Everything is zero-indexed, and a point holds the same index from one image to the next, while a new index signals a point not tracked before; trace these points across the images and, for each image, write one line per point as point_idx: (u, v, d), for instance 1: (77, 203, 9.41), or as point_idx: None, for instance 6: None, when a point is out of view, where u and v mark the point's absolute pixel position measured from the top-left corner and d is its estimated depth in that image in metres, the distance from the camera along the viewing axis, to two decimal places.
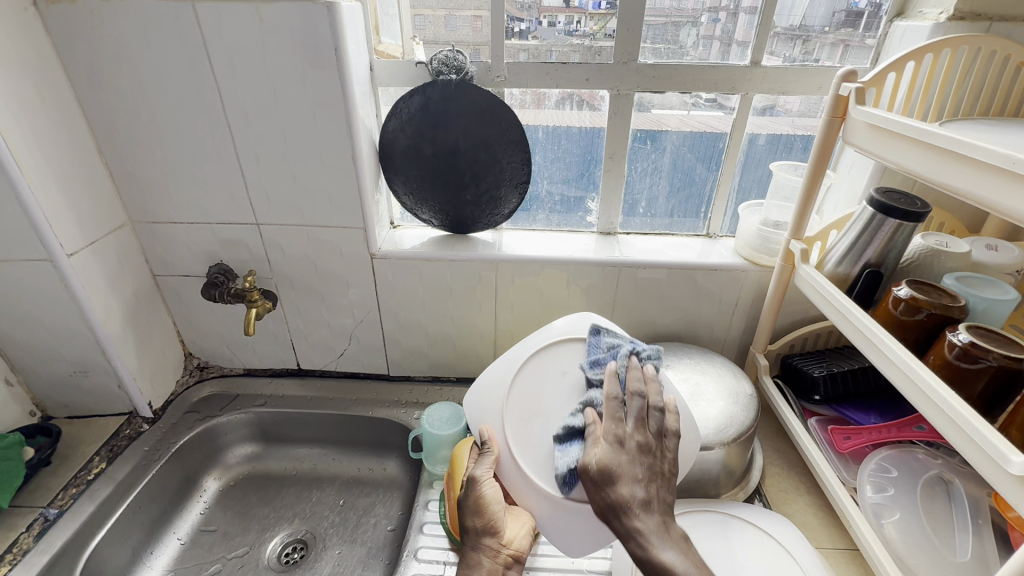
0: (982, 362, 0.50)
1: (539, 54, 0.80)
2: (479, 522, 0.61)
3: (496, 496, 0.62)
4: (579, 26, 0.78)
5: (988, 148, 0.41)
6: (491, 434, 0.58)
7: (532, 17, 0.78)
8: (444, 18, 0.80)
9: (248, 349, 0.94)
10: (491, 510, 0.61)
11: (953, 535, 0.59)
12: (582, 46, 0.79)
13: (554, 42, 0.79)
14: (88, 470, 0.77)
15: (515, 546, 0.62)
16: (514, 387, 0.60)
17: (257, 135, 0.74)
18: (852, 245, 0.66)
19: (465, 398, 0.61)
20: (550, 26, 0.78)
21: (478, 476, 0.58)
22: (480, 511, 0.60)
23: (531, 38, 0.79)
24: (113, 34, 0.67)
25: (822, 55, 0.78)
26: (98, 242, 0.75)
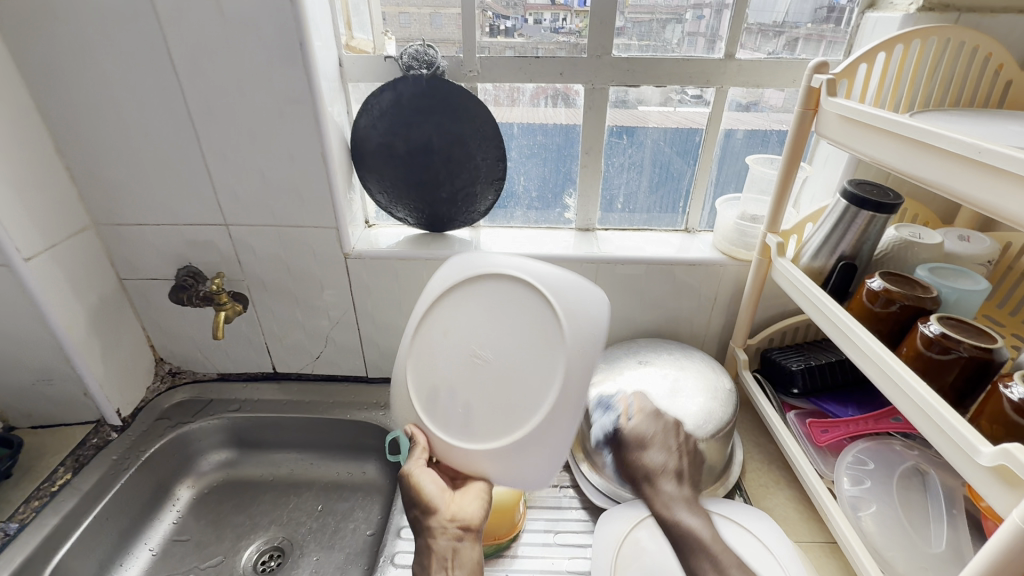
0: (954, 353, 0.49)
1: (525, 51, 0.79)
2: (421, 512, 0.59)
3: (433, 479, 0.60)
4: (565, 24, 0.77)
5: (954, 137, 0.41)
6: (415, 431, 0.62)
7: (518, 15, 0.77)
8: (430, 16, 0.78)
9: (221, 353, 0.92)
10: (427, 496, 0.59)
11: (929, 526, 0.59)
12: (569, 42, 0.78)
13: (540, 40, 0.78)
14: (52, 481, 0.75)
15: (463, 517, 0.58)
16: (412, 361, 0.64)
17: (223, 133, 0.71)
18: (827, 238, 0.65)
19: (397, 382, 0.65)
20: (536, 23, 0.77)
21: (410, 469, 0.61)
22: (416, 499, 0.59)
23: (518, 36, 0.79)
24: (68, 29, 0.65)
25: (804, 50, 0.78)
26: (58, 246, 0.73)
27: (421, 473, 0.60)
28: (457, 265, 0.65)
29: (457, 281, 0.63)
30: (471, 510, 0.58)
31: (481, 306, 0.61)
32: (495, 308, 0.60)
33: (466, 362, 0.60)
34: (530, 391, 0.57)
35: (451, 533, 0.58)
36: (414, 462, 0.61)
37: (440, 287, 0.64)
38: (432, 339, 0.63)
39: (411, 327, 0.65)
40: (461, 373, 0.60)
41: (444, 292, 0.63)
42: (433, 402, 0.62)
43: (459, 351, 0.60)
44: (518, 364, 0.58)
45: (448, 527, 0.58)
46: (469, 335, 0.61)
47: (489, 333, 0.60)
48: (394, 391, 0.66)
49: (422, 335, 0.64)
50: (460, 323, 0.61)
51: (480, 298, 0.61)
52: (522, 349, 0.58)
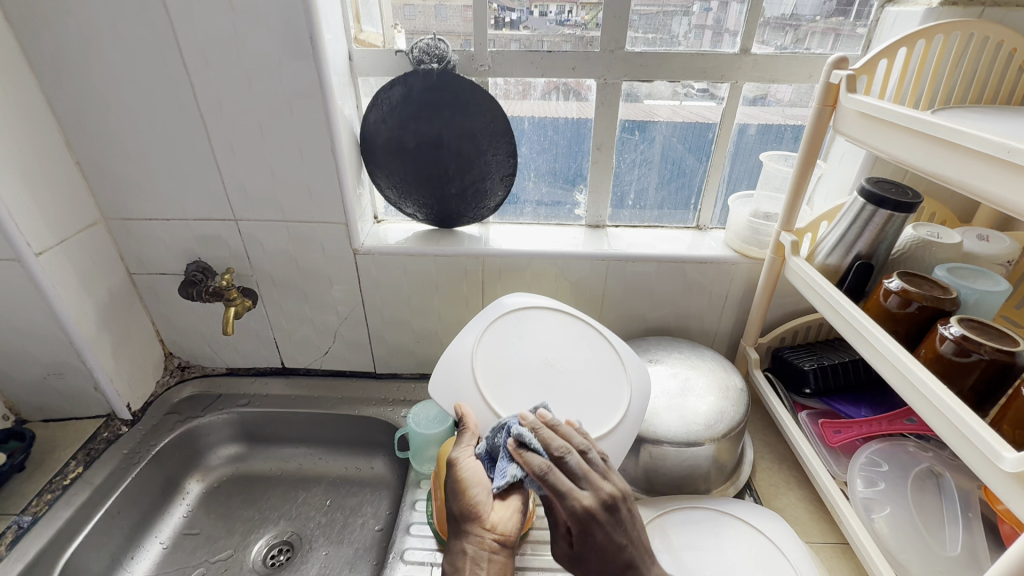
0: (974, 356, 0.48)
1: (531, 44, 0.78)
2: (458, 506, 0.52)
3: (479, 479, 0.53)
4: (570, 16, 0.76)
5: (981, 137, 0.40)
6: (465, 411, 0.57)
7: (522, 7, 0.76)
8: (434, 8, 0.77)
9: (230, 348, 0.92)
10: (469, 494, 0.52)
11: (944, 529, 0.58)
12: (575, 36, 0.77)
13: (545, 33, 0.77)
14: (64, 475, 0.75)
15: (503, 530, 0.51)
16: (480, 349, 0.63)
17: (233, 128, 0.71)
18: (843, 236, 0.64)
19: (434, 378, 0.60)
20: (541, 16, 0.76)
21: (454, 457, 0.55)
22: (457, 494, 0.53)
23: (523, 28, 0.77)
24: (77, 22, 0.64)
25: (813, 43, 0.77)
26: (68, 240, 0.73)
27: (467, 462, 0.54)
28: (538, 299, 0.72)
29: (541, 309, 0.69)
30: (514, 523, 0.51)
31: (561, 334, 0.67)
32: (559, 330, 0.68)
33: (538, 368, 0.62)
34: (595, 406, 0.60)
35: (488, 545, 0.50)
36: (461, 450, 0.55)
37: (520, 306, 0.69)
38: (505, 341, 0.65)
39: (484, 323, 0.66)
40: (532, 375, 0.62)
41: (526, 310, 0.69)
42: (496, 386, 0.59)
43: (532, 359, 0.63)
44: (584, 382, 0.62)
45: (484, 538, 0.50)
46: (539, 347, 0.65)
47: (564, 355, 0.65)
48: (446, 368, 0.61)
49: (494, 334, 0.65)
50: (538, 338, 0.66)
51: (559, 326, 0.68)
52: (591, 373, 0.64)
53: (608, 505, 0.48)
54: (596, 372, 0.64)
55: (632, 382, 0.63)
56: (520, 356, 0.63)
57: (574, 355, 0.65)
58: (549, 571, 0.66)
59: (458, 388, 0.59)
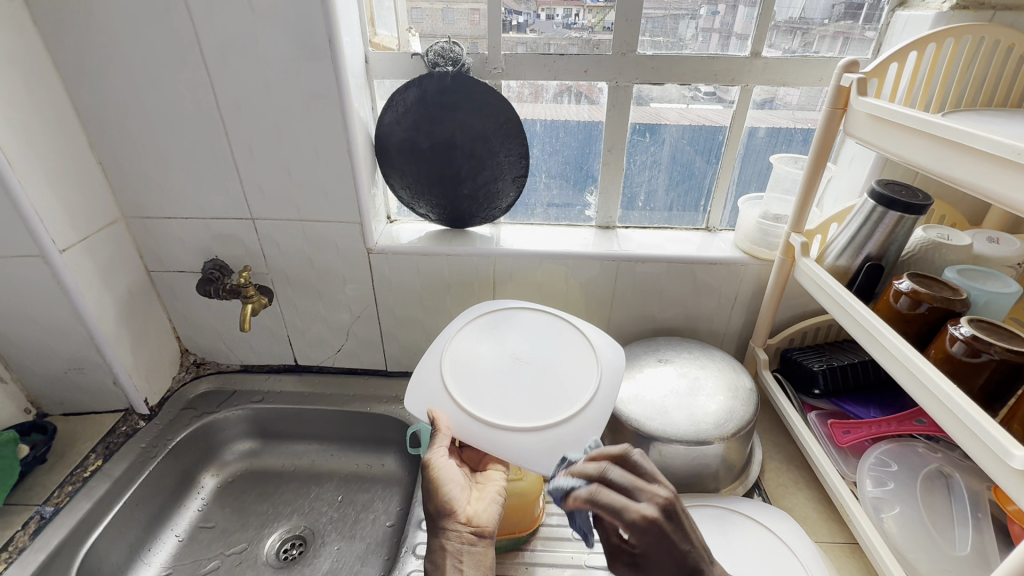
0: (984, 356, 0.49)
1: (538, 47, 0.79)
2: (432, 507, 0.58)
3: (450, 479, 0.59)
4: (577, 19, 0.77)
5: (991, 139, 0.40)
6: (438, 416, 0.58)
7: (530, 11, 0.77)
8: (441, 12, 0.78)
9: (245, 345, 0.94)
10: (444, 491, 0.58)
11: (953, 529, 0.59)
12: (580, 40, 0.78)
13: (553, 35, 0.78)
14: (84, 467, 0.77)
15: (477, 521, 0.57)
16: (451, 354, 0.64)
17: (251, 129, 0.73)
18: (853, 238, 0.65)
19: (408, 389, 0.62)
20: (548, 20, 0.77)
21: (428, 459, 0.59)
22: (433, 494, 0.58)
23: (530, 32, 0.78)
24: (103, 26, 0.66)
25: (821, 47, 0.77)
26: (91, 238, 0.74)
27: (442, 463, 0.59)
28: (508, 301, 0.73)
29: (509, 309, 0.71)
30: (487, 513, 0.58)
31: (529, 327, 0.68)
32: (528, 325, 0.68)
33: (507, 363, 0.63)
34: (566, 390, 0.60)
35: (466, 537, 0.56)
36: (433, 450, 0.58)
37: (487, 310, 0.71)
38: (473, 343, 0.66)
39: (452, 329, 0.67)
40: (501, 370, 0.62)
41: (495, 312, 0.70)
42: (466, 387, 0.60)
43: (500, 356, 0.64)
44: (553, 368, 0.63)
45: (461, 531, 0.56)
46: (508, 343, 0.66)
47: (532, 347, 0.65)
48: (417, 377, 0.62)
49: (462, 339, 0.66)
50: (505, 334, 0.67)
51: (528, 322, 0.69)
52: (561, 358, 0.64)
53: (666, 517, 0.46)
54: (565, 357, 0.64)
55: (602, 362, 0.63)
56: (490, 353, 0.64)
57: (543, 346, 0.65)
58: (560, 567, 0.67)
59: (429, 395, 0.60)
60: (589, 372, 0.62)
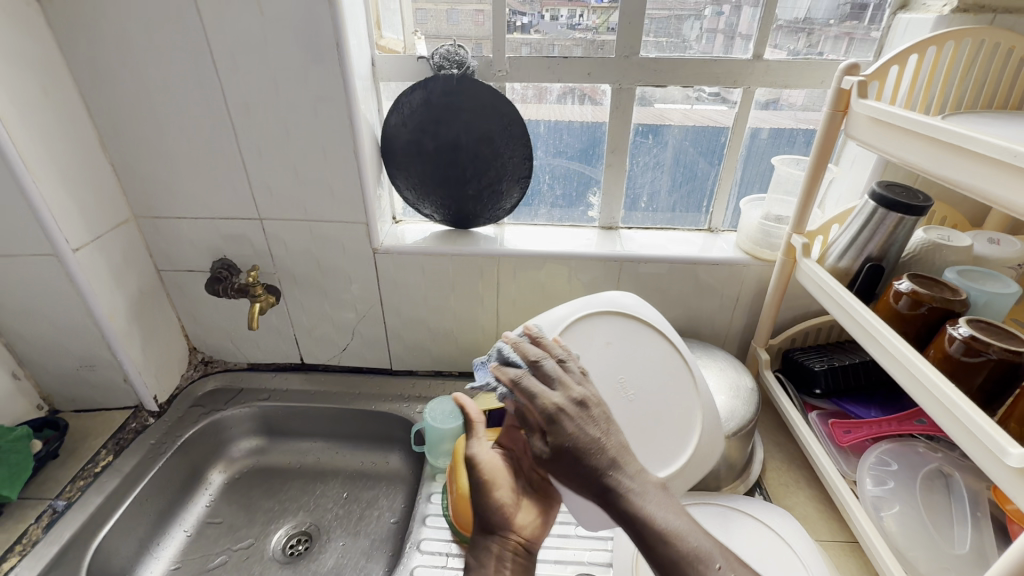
0: (982, 356, 0.49)
1: (542, 48, 0.80)
2: (483, 506, 0.56)
3: (501, 479, 0.57)
4: (581, 20, 0.78)
5: (990, 142, 0.41)
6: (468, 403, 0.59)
7: (534, 11, 0.78)
8: (447, 12, 0.80)
9: (252, 344, 0.95)
10: (492, 492, 0.56)
11: (953, 528, 0.59)
12: (586, 39, 0.79)
13: (556, 36, 0.79)
14: (95, 463, 0.78)
15: (525, 533, 0.55)
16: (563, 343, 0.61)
17: (259, 131, 0.74)
18: (854, 239, 0.65)
19: (500, 345, 0.59)
20: (552, 20, 0.78)
21: (472, 453, 0.58)
22: (478, 492, 0.56)
23: (534, 32, 0.79)
24: (117, 29, 0.67)
25: (827, 47, 0.77)
26: (103, 237, 0.76)
27: (490, 462, 0.57)
28: (631, 303, 0.68)
29: (634, 319, 0.66)
30: (536, 527, 0.56)
31: (643, 353, 0.64)
32: (639, 344, 0.65)
33: (612, 389, 0.61)
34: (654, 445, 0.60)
35: (513, 546, 0.54)
36: (478, 444, 0.58)
37: (614, 309, 0.66)
38: (591, 343, 0.62)
39: (582, 314, 0.64)
40: (602, 390, 0.60)
41: (615, 313, 0.65)
42: None
43: (609, 375, 0.61)
44: (651, 415, 0.61)
45: (509, 540, 0.55)
46: (624, 363, 0.62)
47: (639, 378, 0.63)
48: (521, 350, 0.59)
49: (582, 331, 0.62)
50: (623, 351, 0.63)
51: (644, 342, 0.65)
52: (664, 404, 0.62)
53: (572, 402, 0.50)
54: (666, 405, 0.63)
55: (704, 430, 0.63)
56: (596, 361, 0.61)
57: (651, 381, 0.63)
58: (562, 564, 0.67)
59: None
60: (684, 436, 0.62)
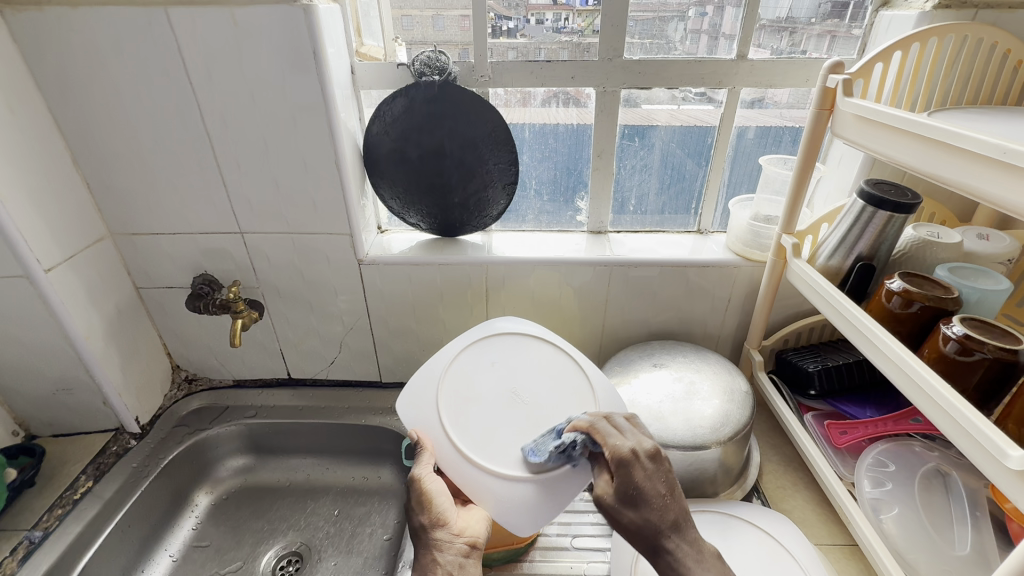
0: (977, 354, 0.49)
1: (529, 52, 0.79)
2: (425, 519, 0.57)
3: (441, 492, 0.58)
4: (567, 23, 0.77)
5: (978, 138, 0.40)
6: (423, 435, 0.59)
7: (520, 16, 0.77)
8: (432, 18, 0.78)
9: (237, 360, 0.93)
10: (436, 504, 0.57)
11: (952, 528, 0.58)
12: (571, 43, 0.78)
13: (543, 40, 0.78)
14: (74, 489, 0.76)
15: (469, 534, 0.57)
16: (451, 371, 0.63)
17: (237, 142, 0.72)
18: (844, 239, 0.65)
19: (399, 398, 0.62)
20: (538, 24, 0.77)
21: (420, 475, 0.57)
22: (425, 506, 0.57)
23: (520, 36, 0.78)
24: (86, 42, 0.66)
25: (811, 46, 0.77)
26: (77, 256, 0.74)
27: (431, 479, 0.58)
28: (517, 324, 0.69)
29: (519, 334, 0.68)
30: (477, 525, 0.58)
31: (531, 359, 0.66)
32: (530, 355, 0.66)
33: (502, 399, 0.62)
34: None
35: (459, 548, 0.55)
36: (424, 467, 0.57)
37: (498, 328, 0.68)
38: (477, 367, 0.64)
39: (463, 346, 0.66)
40: (495, 403, 0.61)
41: (501, 334, 0.68)
42: (457, 413, 0.60)
43: (495, 390, 0.62)
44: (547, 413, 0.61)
45: (455, 543, 0.56)
46: (514, 375, 0.64)
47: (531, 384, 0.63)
48: (414, 385, 0.63)
49: (468, 359, 0.65)
50: (510, 364, 0.65)
51: (531, 351, 0.67)
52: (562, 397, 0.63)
53: (645, 455, 0.51)
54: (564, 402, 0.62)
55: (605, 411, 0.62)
56: (484, 378, 0.63)
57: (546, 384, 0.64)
58: None
59: (425, 402, 0.61)
60: None
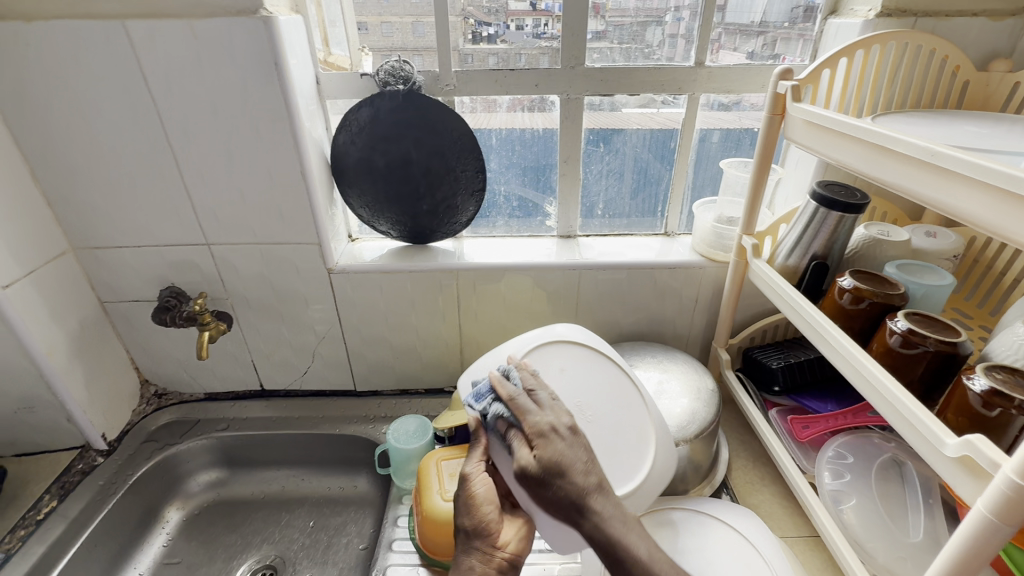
0: (920, 348, 0.51)
1: (510, 58, 0.80)
2: (467, 522, 0.57)
3: (489, 496, 0.58)
4: (547, 29, 0.78)
5: (908, 141, 0.42)
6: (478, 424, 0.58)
7: (499, 22, 0.78)
8: (412, 25, 0.78)
9: (207, 373, 0.92)
10: (483, 510, 0.57)
11: (907, 516, 0.61)
12: (551, 48, 0.79)
13: (523, 45, 0.79)
14: (37, 510, 0.74)
15: (510, 549, 0.57)
16: None
17: (201, 154, 0.72)
18: (799, 239, 0.67)
19: (461, 378, 0.65)
20: (519, 29, 0.78)
21: (467, 471, 0.58)
22: (472, 510, 0.57)
23: (500, 42, 0.79)
24: (43, 54, 0.65)
25: (785, 50, 0.79)
26: (37, 272, 0.72)
27: (479, 480, 0.58)
28: (579, 335, 0.69)
29: (587, 347, 0.67)
30: (518, 542, 0.58)
31: (597, 376, 0.66)
32: (591, 370, 0.66)
33: (569, 413, 0.62)
34: (607, 465, 0.61)
35: (497, 563, 0.55)
36: (474, 466, 0.58)
37: (562, 335, 0.67)
38: (546, 372, 0.64)
39: (531, 348, 0.65)
40: None
41: (565, 340, 0.67)
42: None
43: (564, 398, 0.63)
44: (606, 436, 0.62)
45: (494, 557, 0.56)
46: (578, 390, 0.64)
47: (596, 402, 0.64)
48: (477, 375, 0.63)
49: (537, 361, 0.64)
50: (578, 376, 0.65)
51: (601, 371, 0.66)
52: (618, 418, 0.64)
53: (563, 427, 0.54)
54: (624, 427, 0.64)
55: (658, 443, 0.63)
56: (546, 387, 0.63)
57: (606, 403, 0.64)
58: None
59: None
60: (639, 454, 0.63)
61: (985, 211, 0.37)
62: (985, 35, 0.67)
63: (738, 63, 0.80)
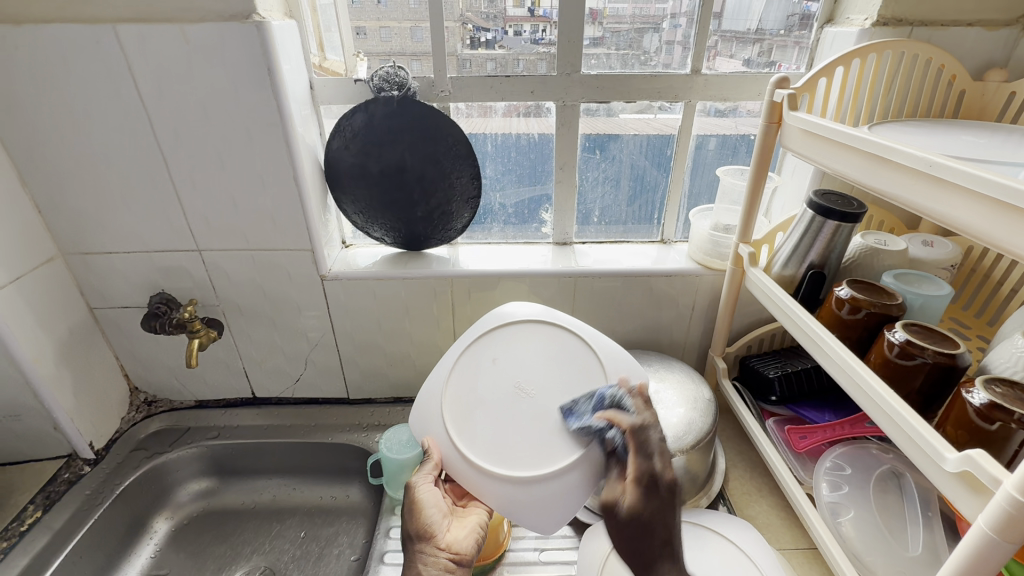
0: (918, 359, 0.50)
1: (507, 63, 0.79)
2: (414, 527, 0.59)
3: (433, 501, 0.60)
4: (545, 35, 0.77)
5: (906, 151, 0.42)
6: (433, 443, 0.59)
7: (498, 27, 0.77)
8: (410, 29, 0.77)
9: (198, 380, 0.91)
10: (427, 513, 0.59)
11: (906, 529, 0.60)
12: (550, 54, 0.78)
13: (521, 51, 0.78)
14: (21, 521, 0.73)
15: (455, 549, 0.59)
16: (452, 380, 0.62)
17: (192, 160, 0.71)
18: (796, 247, 0.67)
19: (410, 416, 0.63)
20: (517, 35, 0.77)
21: (415, 481, 0.60)
22: (415, 515, 0.59)
23: (497, 48, 0.78)
24: (32, 57, 0.64)
25: (781, 57, 0.79)
26: (25, 277, 0.71)
27: (426, 489, 0.59)
28: (518, 312, 0.67)
29: (520, 322, 0.66)
30: (465, 541, 0.60)
31: (532, 347, 0.64)
32: (527, 342, 0.64)
33: (508, 396, 0.60)
34: (565, 428, 0.58)
35: (442, 563, 0.57)
36: (421, 476, 0.59)
37: (531, 318, 0.66)
38: (478, 365, 0.63)
39: (463, 348, 0.65)
40: (503, 401, 0.60)
41: (511, 325, 0.66)
42: (463, 421, 0.59)
43: (505, 383, 0.61)
44: (557, 411, 0.59)
45: (439, 557, 0.58)
46: (516, 369, 0.62)
47: (536, 373, 0.62)
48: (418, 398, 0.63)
49: (469, 357, 0.64)
50: (514, 357, 0.63)
51: (537, 340, 0.64)
52: (560, 378, 0.61)
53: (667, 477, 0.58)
54: (571, 384, 0.60)
55: (611, 388, 0.59)
56: (485, 382, 0.62)
57: (545, 371, 0.62)
58: None
59: (430, 417, 0.61)
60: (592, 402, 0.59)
61: (986, 224, 0.36)
62: (981, 45, 0.67)
63: (735, 71, 0.80)
